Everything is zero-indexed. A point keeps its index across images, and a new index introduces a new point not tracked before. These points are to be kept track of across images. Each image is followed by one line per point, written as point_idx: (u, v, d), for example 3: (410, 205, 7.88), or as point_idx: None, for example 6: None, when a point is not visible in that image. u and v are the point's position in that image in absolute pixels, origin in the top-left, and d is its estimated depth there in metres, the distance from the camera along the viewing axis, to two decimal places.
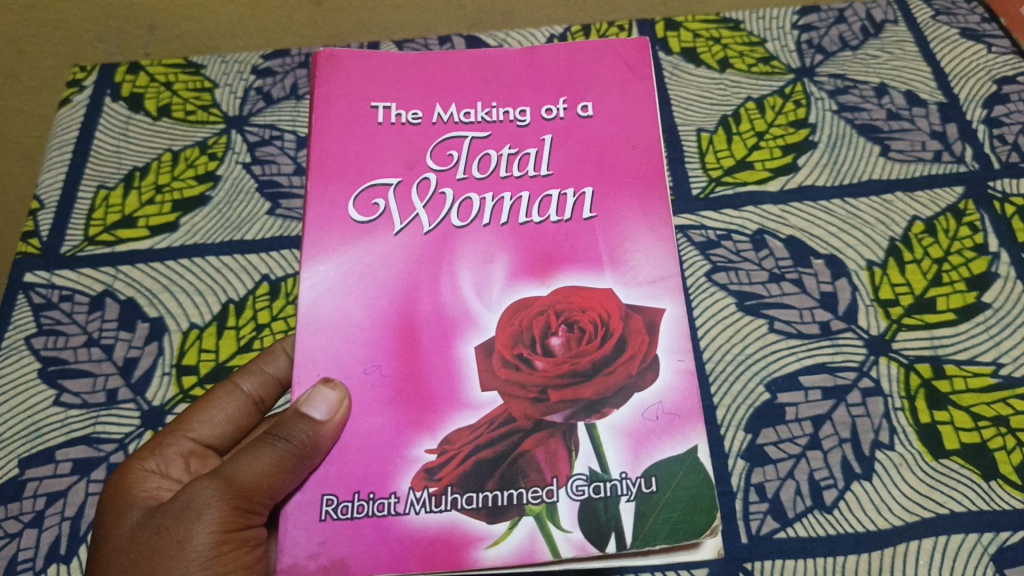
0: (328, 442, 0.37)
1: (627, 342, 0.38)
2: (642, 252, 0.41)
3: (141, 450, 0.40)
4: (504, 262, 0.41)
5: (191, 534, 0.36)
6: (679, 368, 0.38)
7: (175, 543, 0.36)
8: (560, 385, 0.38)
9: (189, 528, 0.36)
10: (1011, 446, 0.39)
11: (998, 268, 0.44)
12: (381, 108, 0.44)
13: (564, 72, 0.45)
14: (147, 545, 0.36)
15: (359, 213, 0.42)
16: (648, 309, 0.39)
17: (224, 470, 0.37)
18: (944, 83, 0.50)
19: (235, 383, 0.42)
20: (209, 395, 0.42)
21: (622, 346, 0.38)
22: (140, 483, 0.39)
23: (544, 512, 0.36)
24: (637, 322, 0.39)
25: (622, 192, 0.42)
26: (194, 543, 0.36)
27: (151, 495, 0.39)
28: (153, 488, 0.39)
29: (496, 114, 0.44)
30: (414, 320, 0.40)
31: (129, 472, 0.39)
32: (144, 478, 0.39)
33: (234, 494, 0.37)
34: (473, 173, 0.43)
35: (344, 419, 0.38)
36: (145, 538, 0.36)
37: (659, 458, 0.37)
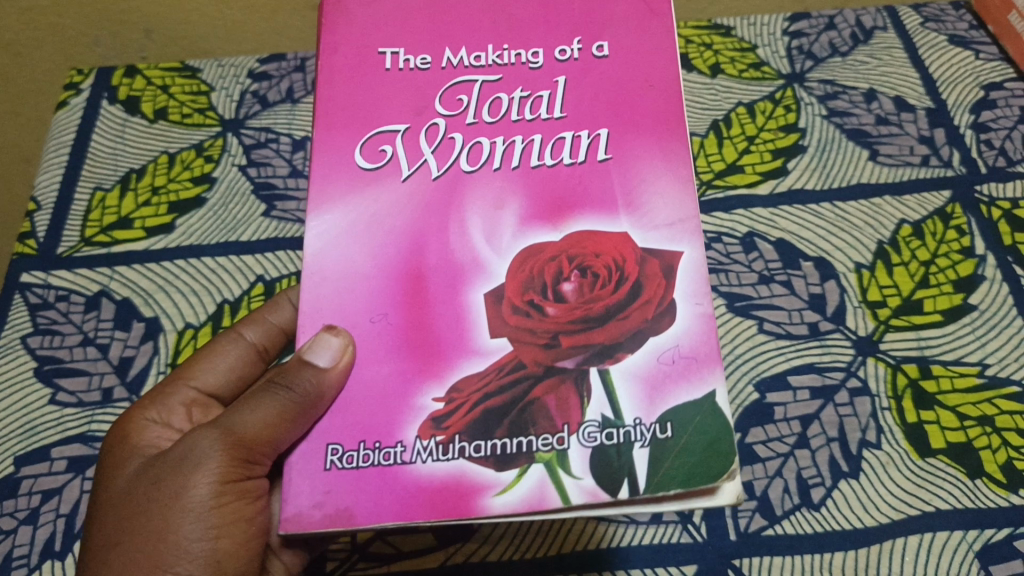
0: (333, 391, 0.32)
1: (642, 285, 0.33)
2: (659, 193, 0.34)
3: (143, 402, 0.40)
4: (515, 209, 0.35)
5: (188, 486, 0.34)
6: (697, 312, 0.32)
7: (170, 495, 0.34)
8: (573, 331, 0.32)
9: (185, 480, 0.34)
10: (996, 445, 0.40)
11: (984, 271, 0.45)
12: (388, 54, 0.37)
13: (581, 5, 0.37)
14: (145, 497, 0.34)
15: (366, 159, 0.35)
16: (664, 252, 0.33)
17: (223, 419, 0.35)
18: (933, 88, 0.52)
19: (238, 331, 0.42)
20: (212, 343, 0.42)
21: (637, 291, 0.33)
22: (140, 433, 0.38)
23: (554, 460, 0.31)
24: (652, 266, 0.33)
25: (641, 137, 0.35)
26: (190, 494, 0.34)
27: (152, 444, 0.38)
28: (153, 438, 0.38)
29: (508, 57, 0.37)
30: (422, 260, 0.34)
31: (131, 421, 0.39)
32: (145, 427, 0.38)
33: (235, 444, 0.34)
34: (484, 117, 0.36)
35: (348, 367, 0.33)
36: (140, 488, 0.34)
37: (672, 402, 0.32)
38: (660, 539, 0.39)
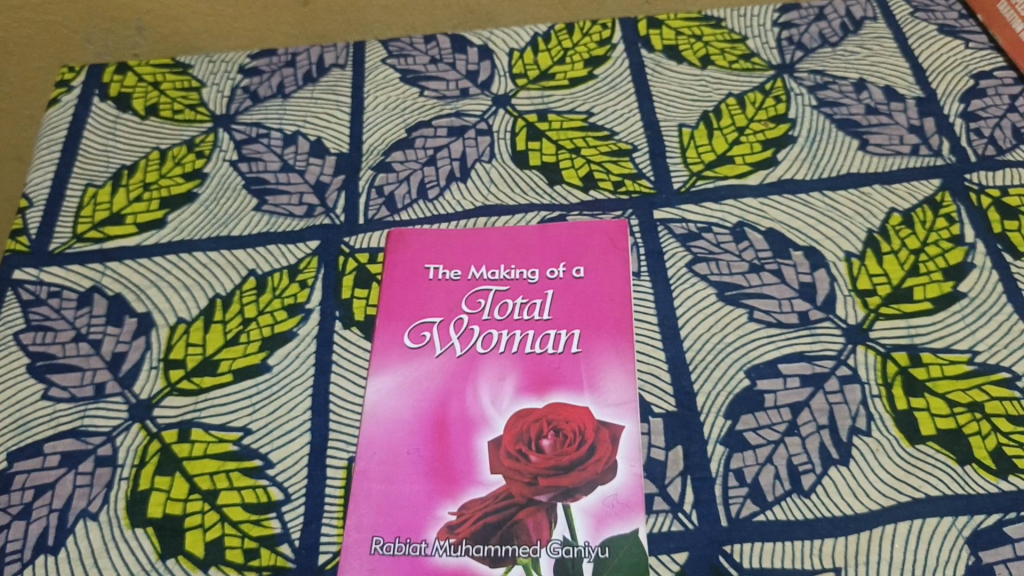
0: None
1: None
2: (618, 376, 0.42)
3: None
4: (516, 377, 0.42)
5: None
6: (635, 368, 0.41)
7: None
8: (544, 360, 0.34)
9: None
10: (986, 432, 0.40)
11: (974, 259, 0.45)
12: (430, 271, 0.46)
13: (564, 246, 0.46)
14: None
15: (411, 339, 0.44)
16: None
17: None
18: (923, 78, 0.52)
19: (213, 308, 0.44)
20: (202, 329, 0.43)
21: None
22: None
23: (530, 563, 0.37)
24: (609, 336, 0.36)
25: (607, 335, 0.43)
26: None
27: None
28: None
29: (516, 274, 0.45)
30: (446, 417, 0.41)
31: None
32: None
33: None
34: (496, 315, 0.44)
35: None
36: None
37: (613, 534, 0.37)
38: (652, 528, 0.37)
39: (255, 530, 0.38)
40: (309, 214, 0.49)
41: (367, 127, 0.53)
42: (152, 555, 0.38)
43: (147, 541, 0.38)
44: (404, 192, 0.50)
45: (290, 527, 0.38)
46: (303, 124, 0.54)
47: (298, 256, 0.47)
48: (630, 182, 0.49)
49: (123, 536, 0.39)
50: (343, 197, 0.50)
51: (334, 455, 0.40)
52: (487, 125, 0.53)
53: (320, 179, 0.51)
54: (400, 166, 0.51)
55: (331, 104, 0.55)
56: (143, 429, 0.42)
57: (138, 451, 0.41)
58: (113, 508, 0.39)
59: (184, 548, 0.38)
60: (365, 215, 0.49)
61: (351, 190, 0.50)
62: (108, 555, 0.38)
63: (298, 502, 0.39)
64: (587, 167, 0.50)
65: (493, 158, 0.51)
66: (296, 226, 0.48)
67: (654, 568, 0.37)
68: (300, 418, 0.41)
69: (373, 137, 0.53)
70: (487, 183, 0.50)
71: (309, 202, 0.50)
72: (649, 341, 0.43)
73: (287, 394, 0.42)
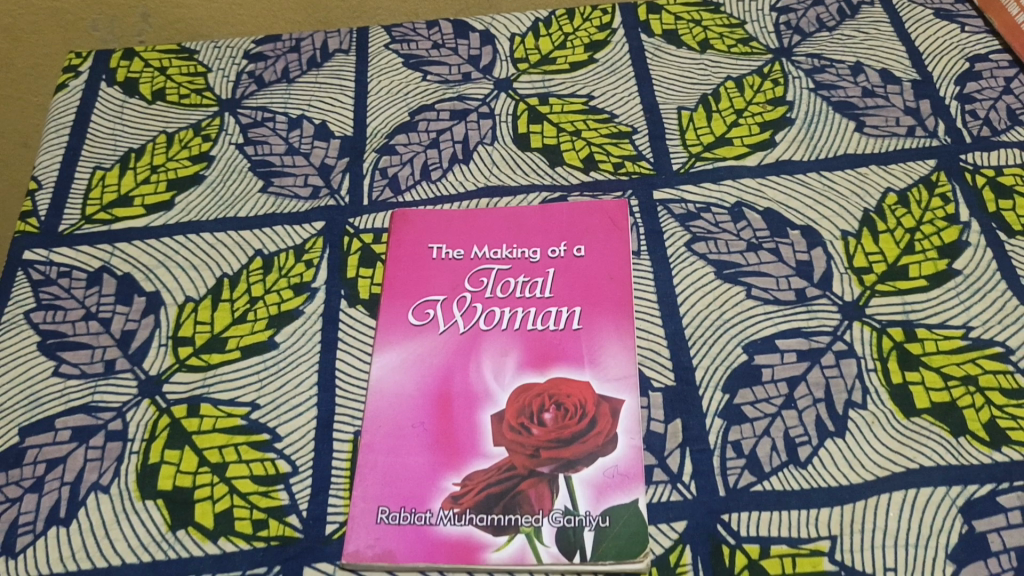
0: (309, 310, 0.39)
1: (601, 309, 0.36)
2: (618, 351, 0.42)
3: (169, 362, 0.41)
4: (518, 353, 0.43)
5: None
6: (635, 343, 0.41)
7: None
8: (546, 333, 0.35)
9: None
10: (980, 404, 0.40)
11: (969, 237, 0.46)
12: (434, 250, 0.47)
13: (565, 226, 0.47)
14: None
15: (414, 316, 0.44)
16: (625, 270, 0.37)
17: None
18: (919, 61, 0.53)
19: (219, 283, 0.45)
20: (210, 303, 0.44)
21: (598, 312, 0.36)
22: None
23: (532, 532, 0.37)
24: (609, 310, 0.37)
25: (606, 312, 0.44)
26: None
27: None
28: None
29: (517, 253, 0.46)
30: (450, 392, 0.42)
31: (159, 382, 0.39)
32: None
33: None
34: (498, 293, 0.45)
35: None
36: None
37: (614, 504, 0.38)
38: (652, 498, 0.38)
39: (264, 501, 0.39)
40: (314, 195, 0.50)
41: (371, 111, 0.54)
42: (162, 526, 0.39)
43: (156, 512, 0.39)
44: (408, 174, 0.50)
45: (297, 499, 0.39)
46: (308, 108, 0.54)
47: (304, 237, 0.48)
48: (630, 163, 0.50)
49: (133, 508, 0.39)
50: (347, 179, 0.50)
51: (340, 429, 0.41)
52: (489, 108, 0.53)
53: (324, 162, 0.51)
54: (403, 149, 0.52)
55: (336, 88, 0.55)
56: (153, 404, 0.42)
57: (148, 426, 0.42)
58: (124, 481, 0.40)
59: (194, 519, 0.39)
60: (369, 196, 0.50)
61: (355, 172, 0.51)
62: (119, 526, 0.39)
63: (306, 474, 0.40)
64: (588, 149, 0.51)
65: (495, 141, 0.52)
66: (301, 208, 0.49)
67: (653, 537, 0.37)
68: (306, 393, 0.42)
69: (376, 120, 0.53)
70: (489, 165, 0.50)
71: (314, 183, 0.50)
72: (649, 318, 0.44)
73: (293, 371, 0.43)
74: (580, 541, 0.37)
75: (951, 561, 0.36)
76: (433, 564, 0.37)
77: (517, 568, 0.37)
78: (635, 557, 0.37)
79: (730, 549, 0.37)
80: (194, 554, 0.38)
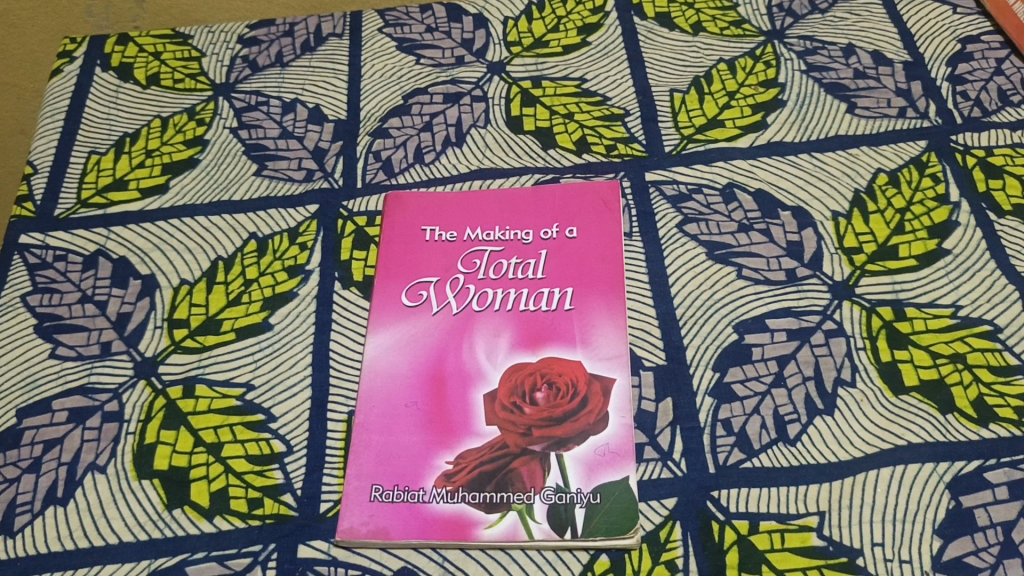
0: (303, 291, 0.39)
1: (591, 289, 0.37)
2: (609, 331, 0.43)
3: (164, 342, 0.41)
4: (510, 333, 0.43)
5: None
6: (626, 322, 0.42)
7: None
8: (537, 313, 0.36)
9: None
10: (968, 381, 0.41)
11: (958, 217, 0.46)
12: (427, 232, 0.47)
13: (558, 207, 0.47)
14: None
15: (408, 298, 0.45)
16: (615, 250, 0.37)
17: None
18: (911, 43, 0.53)
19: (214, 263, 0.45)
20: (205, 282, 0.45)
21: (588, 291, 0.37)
22: None
23: (524, 510, 0.38)
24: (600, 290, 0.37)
25: (598, 293, 0.44)
26: None
27: None
28: None
29: (510, 235, 0.47)
30: (443, 371, 0.42)
31: None
32: None
33: None
34: (490, 274, 0.45)
35: None
36: None
37: (604, 481, 0.38)
38: (642, 476, 0.39)
39: (259, 480, 0.39)
40: (308, 178, 0.50)
41: (365, 95, 0.54)
42: (158, 505, 0.39)
43: (153, 492, 0.39)
44: (401, 157, 0.51)
45: (292, 478, 0.40)
46: (302, 92, 0.55)
47: (298, 220, 0.48)
48: (622, 146, 0.50)
49: (130, 488, 0.40)
50: (341, 162, 0.51)
51: (334, 409, 0.42)
52: (482, 91, 0.53)
53: (318, 145, 0.52)
54: (397, 132, 0.52)
55: (330, 72, 0.56)
56: (148, 385, 0.43)
57: (144, 406, 0.42)
58: (120, 461, 0.40)
59: (190, 498, 0.39)
60: (363, 179, 0.50)
61: (349, 155, 0.51)
62: (115, 505, 0.39)
63: (300, 453, 0.40)
64: (580, 132, 0.51)
65: (488, 124, 0.52)
66: (296, 191, 0.50)
67: (643, 514, 0.38)
68: (300, 373, 0.43)
69: (370, 104, 0.54)
70: (482, 148, 0.51)
71: (308, 167, 0.51)
72: (640, 299, 0.44)
73: (288, 352, 0.44)
74: (571, 517, 0.38)
75: (939, 536, 0.37)
76: (427, 540, 0.38)
77: (509, 544, 0.37)
78: (625, 532, 0.37)
79: (719, 525, 0.37)
80: (190, 532, 0.38)
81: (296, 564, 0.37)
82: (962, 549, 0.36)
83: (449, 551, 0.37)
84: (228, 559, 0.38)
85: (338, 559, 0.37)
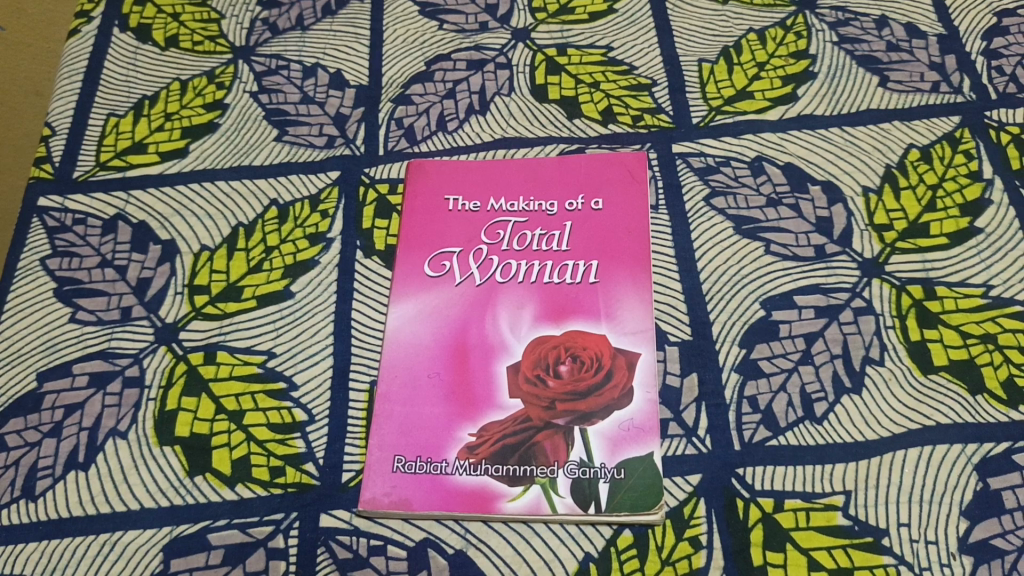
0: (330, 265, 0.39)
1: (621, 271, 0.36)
2: (634, 306, 0.42)
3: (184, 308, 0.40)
4: (534, 306, 0.42)
5: None
6: None
7: None
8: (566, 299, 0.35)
9: None
10: (998, 362, 0.40)
11: (991, 195, 0.45)
12: (450, 201, 0.46)
13: (583, 178, 0.47)
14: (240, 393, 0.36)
15: (431, 269, 0.44)
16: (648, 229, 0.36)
17: None
18: (946, 16, 0.52)
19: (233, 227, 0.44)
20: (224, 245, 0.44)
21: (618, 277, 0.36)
22: None
23: (548, 484, 0.38)
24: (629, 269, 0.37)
25: (623, 266, 0.43)
26: None
27: None
28: None
29: (534, 206, 0.46)
30: (466, 343, 0.42)
31: None
32: None
33: None
34: (514, 246, 0.45)
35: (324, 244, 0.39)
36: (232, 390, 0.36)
37: (629, 456, 0.38)
38: (667, 452, 0.38)
39: (280, 449, 0.39)
40: (330, 145, 0.49)
41: (387, 60, 0.53)
42: (180, 472, 0.39)
43: (174, 458, 0.39)
44: (424, 124, 0.50)
45: (314, 447, 0.39)
46: (322, 56, 0.54)
47: (319, 187, 0.48)
48: (649, 116, 0.49)
49: (151, 454, 0.40)
50: (363, 129, 0.50)
51: (356, 378, 0.41)
52: (506, 59, 0.53)
53: (340, 111, 0.51)
54: (420, 99, 0.51)
55: (351, 36, 0.55)
56: (170, 351, 0.42)
57: (164, 372, 0.42)
58: (141, 427, 0.40)
59: (211, 466, 0.39)
60: (385, 146, 0.49)
61: (371, 122, 0.50)
62: (137, 471, 0.39)
63: (322, 422, 0.40)
64: (606, 102, 0.50)
65: (512, 92, 0.51)
66: (317, 157, 0.49)
67: (667, 490, 0.37)
68: (323, 343, 0.42)
69: (392, 70, 0.53)
70: (506, 117, 0.50)
71: (329, 133, 0.50)
72: (666, 273, 0.43)
73: (310, 320, 0.43)
74: (595, 492, 0.37)
75: (965, 518, 0.36)
76: (449, 512, 0.37)
77: (532, 518, 0.37)
78: (649, 508, 0.37)
79: (743, 502, 0.37)
80: (211, 500, 0.38)
81: (318, 533, 0.37)
82: (988, 531, 0.36)
83: (472, 523, 0.37)
84: (250, 527, 0.37)
85: (360, 529, 0.37)
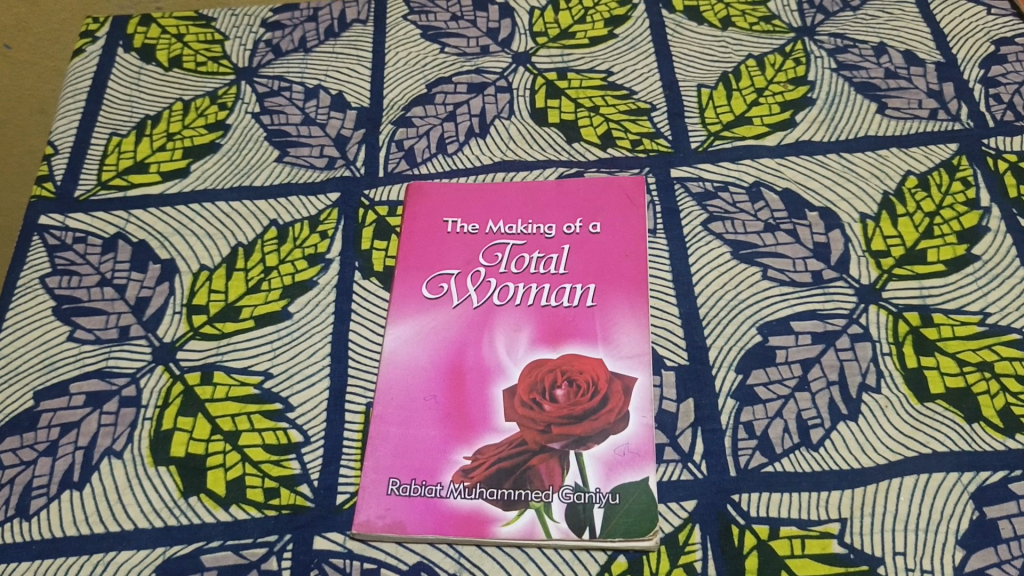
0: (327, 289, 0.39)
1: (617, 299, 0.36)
2: (630, 331, 0.42)
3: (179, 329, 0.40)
4: (531, 329, 0.42)
5: None
6: None
7: None
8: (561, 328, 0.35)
9: None
10: (995, 391, 0.40)
11: (989, 223, 0.45)
12: (449, 224, 0.47)
13: (581, 201, 0.47)
14: None
15: (429, 290, 0.44)
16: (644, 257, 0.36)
17: None
18: (944, 44, 0.52)
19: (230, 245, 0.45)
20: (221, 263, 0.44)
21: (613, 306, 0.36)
22: None
23: (543, 509, 0.38)
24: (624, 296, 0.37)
25: (620, 290, 0.43)
26: None
27: None
28: None
29: (532, 229, 0.46)
30: (463, 365, 0.42)
31: None
32: None
33: None
34: (512, 268, 0.45)
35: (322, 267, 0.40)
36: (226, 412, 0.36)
37: (625, 481, 0.38)
38: (662, 477, 0.38)
39: (275, 470, 0.39)
40: (330, 166, 0.50)
41: (388, 83, 0.54)
42: (174, 492, 0.39)
43: (169, 478, 0.39)
44: (424, 146, 0.50)
45: (309, 468, 0.39)
46: (325, 78, 0.54)
47: (319, 208, 0.48)
48: (648, 141, 0.49)
49: (146, 474, 0.39)
50: (363, 150, 0.50)
51: (352, 400, 0.41)
52: (506, 82, 0.53)
53: (341, 133, 0.51)
54: (420, 121, 0.51)
55: (354, 58, 0.55)
56: (166, 370, 0.42)
57: (161, 392, 0.42)
58: (136, 447, 0.40)
59: (205, 487, 0.39)
60: (385, 168, 0.49)
61: (371, 144, 0.51)
62: (131, 491, 0.39)
63: (317, 444, 0.40)
64: (605, 126, 0.50)
65: (513, 115, 0.51)
66: (317, 178, 0.49)
67: (662, 515, 0.37)
68: (320, 364, 0.42)
69: (393, 92, 0.53)
70: (505, 139, 0.50)
71: (329, 154, 0.50)
72: (663, 297, 0.43)
73: (307, 341, 0.43)
74: (590, 517, 0.37)
75: (962, 547, 0.36)
76: (443, 535, 0.37)
77: (527, 542, 0.37)
78: (644, 534, 0.37)
79: (739, 529, 0.37)
80: (205, 521, 0.38)
81: (311, 555, 0.37)
82: (984, 560, 0.36)
83: (465, 547, 0.37)
84: (243, 549, 0.37)
85: (353, 552, 0.37)
